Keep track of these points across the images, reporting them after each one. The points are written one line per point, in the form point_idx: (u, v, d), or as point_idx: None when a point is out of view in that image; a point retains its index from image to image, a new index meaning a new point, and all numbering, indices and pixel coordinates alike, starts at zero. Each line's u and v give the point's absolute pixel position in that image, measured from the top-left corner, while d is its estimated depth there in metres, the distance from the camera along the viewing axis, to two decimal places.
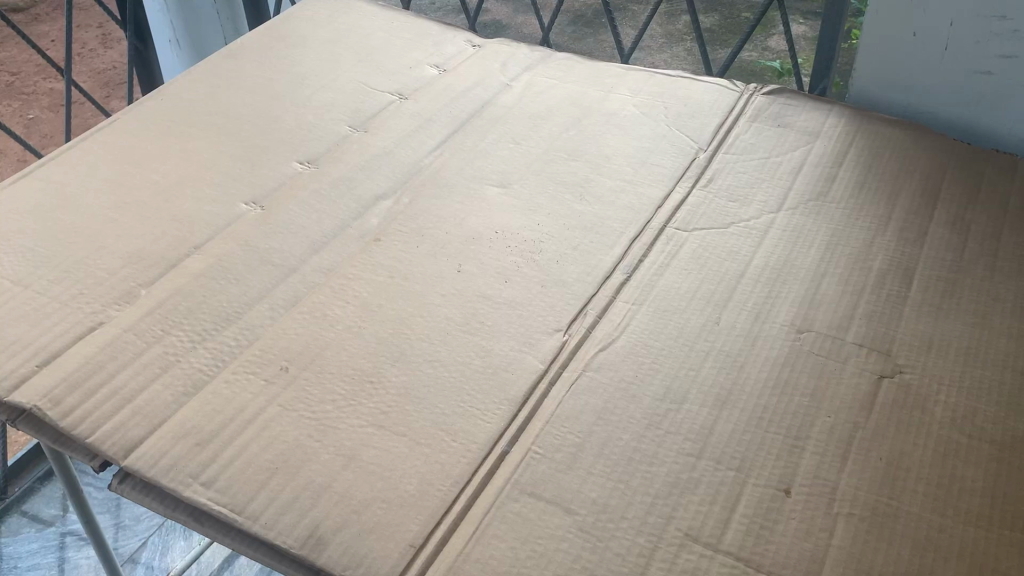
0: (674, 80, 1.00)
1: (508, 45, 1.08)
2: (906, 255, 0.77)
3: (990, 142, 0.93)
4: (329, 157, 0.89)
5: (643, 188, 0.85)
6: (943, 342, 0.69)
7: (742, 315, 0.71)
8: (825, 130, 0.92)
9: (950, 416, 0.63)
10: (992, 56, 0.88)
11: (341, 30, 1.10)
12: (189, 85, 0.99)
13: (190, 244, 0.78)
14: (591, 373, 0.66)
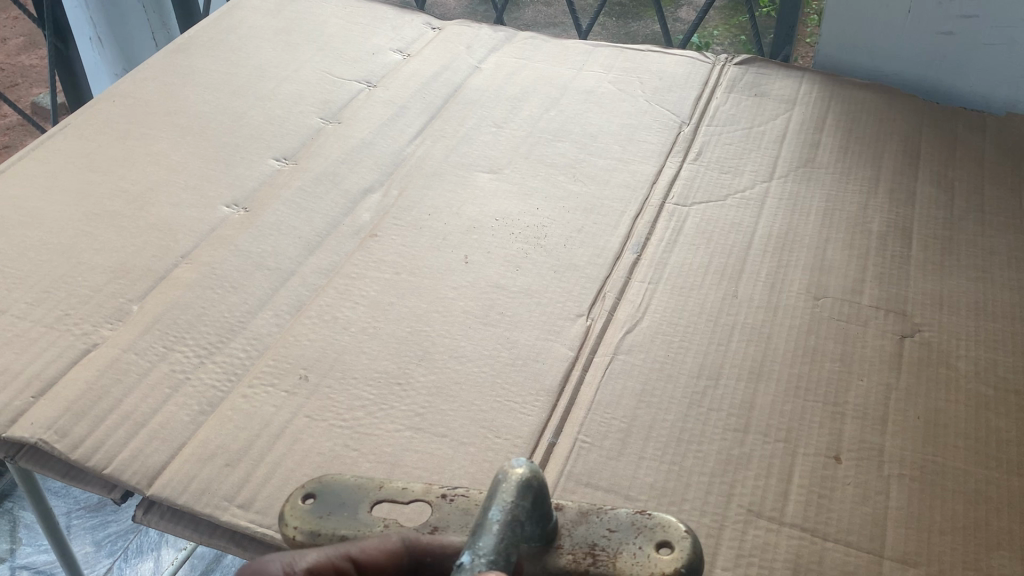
0: (643, 54, 0.99)
1: (468, 26, 1.05)
2: (901, 215, 0.79)
3: (953, 101, 0.96)
4: (306, 152, 0.85)
5: (635, 166, 0.84)
6: (952, 298, 0.70)
7: (758, 286, 0.71)
8: (800, 97, 0.93)
9: (973, 370, 0.65)
10: (954, 17, 0.91)
11: (292, 17, 1.06)
12: (140, 84, 0.93)
13: (176, 253, 0.74)
14: (622, 356, 0.65)
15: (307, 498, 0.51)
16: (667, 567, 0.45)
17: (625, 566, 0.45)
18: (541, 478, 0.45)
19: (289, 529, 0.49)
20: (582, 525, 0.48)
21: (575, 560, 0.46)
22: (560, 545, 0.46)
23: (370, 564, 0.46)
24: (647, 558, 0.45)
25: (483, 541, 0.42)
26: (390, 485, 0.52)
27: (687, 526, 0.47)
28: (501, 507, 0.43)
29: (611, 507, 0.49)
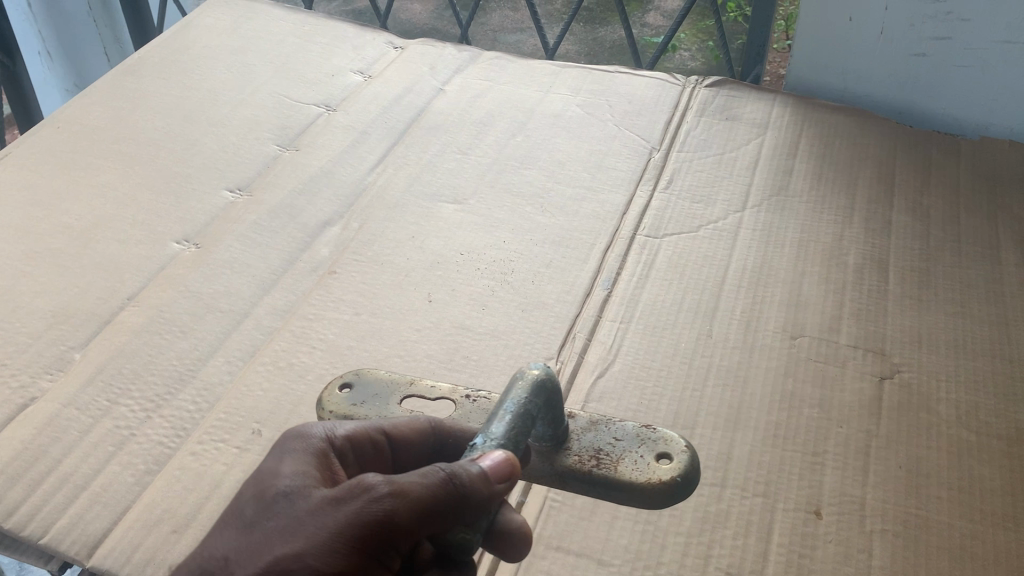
0: (612, 76, 0.97)
1: (431, 45, 1.02)
2: (877, 246, 0.76)
3: (926, 123, 0.94)
4: (261, 182, 0.81)
5: (604, 196, 0.81)
6: (931, 335, 0.68)
7: (733, 325, 0.69)
8: (773, 121, 0.90)
9: (954, 414, 0.62)
10: (926, 39, 0.88)
11: (248, 36, 1.01)
12: (87, 109, 0.89)
13: (122, 295, 0.70)
14: (593, 404, 0.62)
15: (342, 387, 0.57)
16: (665, 476, 0.49)
17: (626, 470, 0.49)
18: (553, 381, 0.49)
19: (325, 411, 0.56)
20: (591, 432, 0.52)
21: (580, 462, 0.50)
22: (569, 447, 0.51)
23: (400, 440, 0.50)
24: (648, 465, 0.50)
25: (492, 430, 0.45)
26: (420, 383, 0.58)
27: (688, 443, 0.51)
28: (513, 400, 0.46)
29: (620, 419, 0.53)
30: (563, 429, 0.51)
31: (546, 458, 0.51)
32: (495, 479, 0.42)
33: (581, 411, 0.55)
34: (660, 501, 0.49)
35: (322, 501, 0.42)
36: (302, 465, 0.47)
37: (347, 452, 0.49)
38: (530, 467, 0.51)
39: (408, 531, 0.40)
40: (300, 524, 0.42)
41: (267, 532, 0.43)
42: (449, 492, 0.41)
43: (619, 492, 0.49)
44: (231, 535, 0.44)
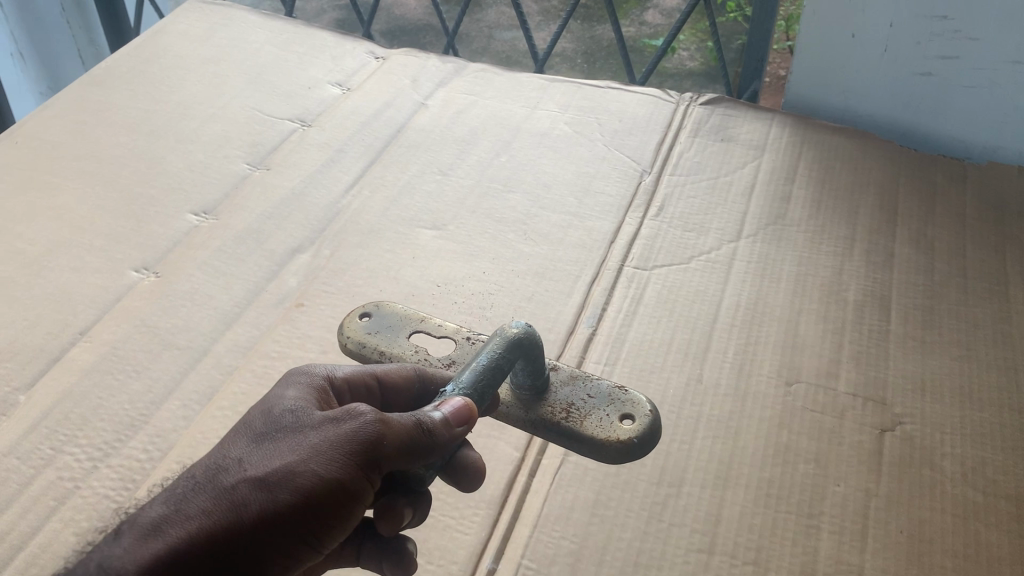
0: (602, 92, 0.92)
1: (414, 55, 0.97)
2: (879, 281, 0.72)
3: (931, 144, 0.89)
4: (228, 205, 0.77)
5: (591, 223, 0.77)
6: (936, 382, 0.64)
7: (724, 369, 0.64)
8: (770, 143, 0.86)
9: (959, 472, 0.58)
10: (931, 57, 0.83)
11: (222, 44, 0.97)
12: (47, 122, 0.85)
13: (74, 329, 0.65)
14: (574, 458, 0.58)
15: (363, 317, 0.62)
16: (625, 435, 0.52)
17: (590, 425, 0.53)
18: (532, 338, 0.53)
19: (343, 336, 0.61)
20: (569, 386, 0.56)
21: (553, 412, 0.54)
22: (547, 398, 0.55)
23: (389, 386, 0.53)
24: (611, 423, 0.53)
25: (464, 377, 0.50)
26: (430, 321, 0.62)
27: (654, 407, 0.54)
28: (487, 352, 0.51)
29: (598, 377, 0.57)
30: (542, 381, 0.55)
31: (524, 405, 0.55)
32: (455, 422, 0.46)
33: (565, 365, 0.58)
34: (617, 457, 0.53)
35: (320, 420, 0.46)
36: (305, 393, 0.49)
37: (344, 392, 0.52)
38: (508, 410, 0.55)
39: (391, 457, 0.45)
40: (301, 438, 0.45)
41: (275, 439, 0.46)
42: (424, 430, 0.46)
43: (580, 444, 0.53)
44: (238, 442, 0.46)
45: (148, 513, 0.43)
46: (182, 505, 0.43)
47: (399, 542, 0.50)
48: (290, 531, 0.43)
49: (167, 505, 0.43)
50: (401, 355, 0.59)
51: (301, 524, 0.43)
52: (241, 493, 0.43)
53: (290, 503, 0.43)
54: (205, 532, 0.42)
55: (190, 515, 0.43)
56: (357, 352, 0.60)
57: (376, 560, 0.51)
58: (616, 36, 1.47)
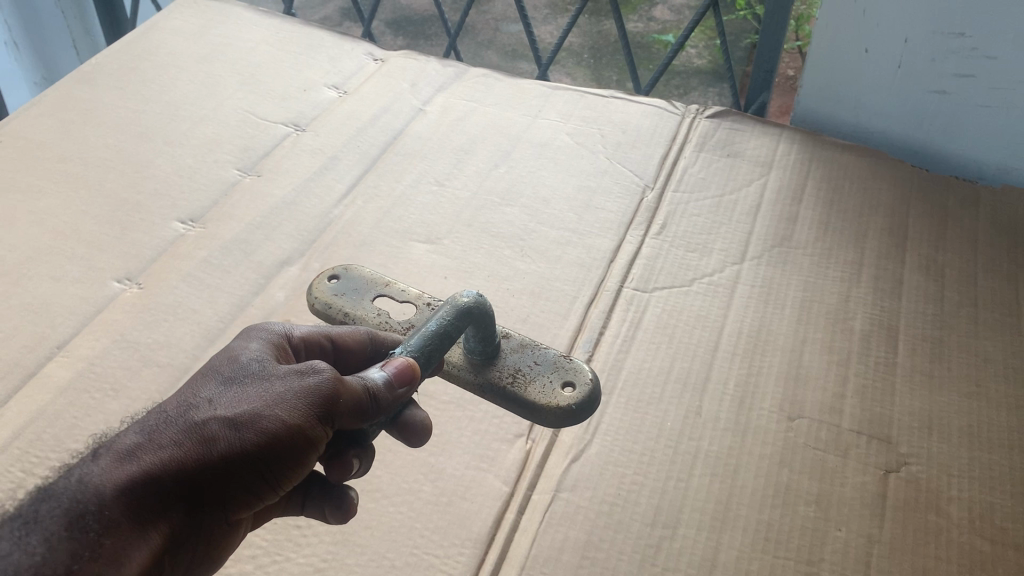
0: (606, 101, 0.90)
1: (414, 58, 0.94)
2: (885, 310, 0.69)
3: (943, 164, 0.86)
4: (217, 213, 0.74)
5: (591, 240, 0.75)
6: (944, 420, 0.61)
7: (724, 402, 0.62)
8: (778, 159, 0.83)
9: (966, 517, 0.56)
10: (946, 75, 0.80)
11: (217, 42, 0.94)
12: (34, 121, 0.82)
13: (51, 343, 0.63)
14: (565, 495, 0.56)
15: (331, 279, 0.66)
16: (565, 402, 0.57)
17: (533, 392, 0.58)
18: (483, 306, 0.55)
19: (312, 297, 0.65)
20: (517, 352, 0.60)
21: (499, 376, 0.59)
22: (495, 363, 0.59)
23: (343, 348, 0.55)
24: (552, 390, 0.58)
25: (413, 339, 0.52)
26: (394, 286, 0.65)
27: (594, 375, 0.59)
28: (438, 318, 0.54)
29: (544, 345, 0.61)
30: (491, 347, 0.59)
31: (474, 368, 0.59)
32: (399, 384, 0.48)
33: (515, 332, 0.63)
34: (556, 422, 0.57)
35: (286, 370, 0.47)
36: (268, 348, 0.51)
37: (301, 350, 0.54)
38: (458, 372, 0.59)
39: (346, 414, 0.47)
40: (267, 385, 0.47)
41: (244, 384, 0.47)
42: (379, 389, 0.48)
43: (523, 407, 0.58)
44: (209, 384, 0.47)
45: (120, 440, 0.44)
46: (155, 435, 0.44)
47: (341, 489, 0.52)
48: (251, 471, 0.45)
49: (138, 435, 0.44)
50: (363, 316, 0.63)
51: (262, 465, 0.45)
52: (211, 430, 0.44)
53: (255, 445, 0.44)
54: (176, 463, 0.43)
55: (162, 445, 0.44)
56: (322, 312, 0.64)
57: (322, 507, 0.52)
58: (622, 35, 1.44)
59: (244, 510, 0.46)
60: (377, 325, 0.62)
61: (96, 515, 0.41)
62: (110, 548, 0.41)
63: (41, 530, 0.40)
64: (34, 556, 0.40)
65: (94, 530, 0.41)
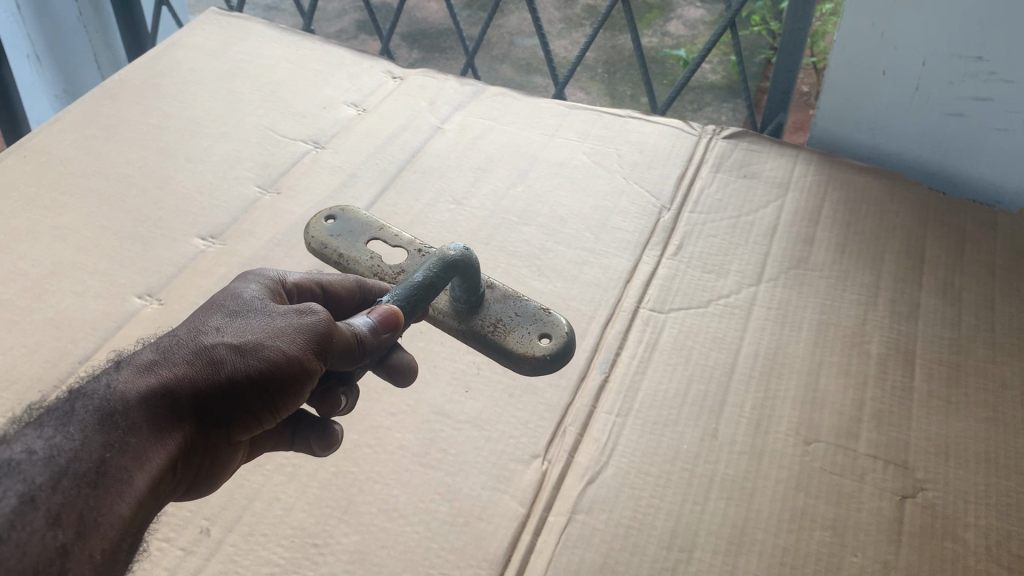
0: (623, 121, 0.90)
1: (432, 76, 0.95)
2: (902, 334, 0.69)
3: (959, 185, 0.87)
4: (237, 230, 0.75)
5: (608, 260, 0.75)
6: (960, 445, 0.61)
7: (741, 425, 0.62)
8: (795, 181, 0.84)
9: (983, 545, 0.55)
10: (964, 98, 0.80)
11: (238, 58, 0.96)
12: (58, 135, 0.83)
13: (73, 358, 0.64)
14: (581, 517, 0.56)
15: (329, 222, 0.73)
16: (541, 352, 0.64)
17: (512, 341, 0.64)
18: (467, 259, 0.61)
19: (309, 236, 0.72)
20: (500, 303, 0.66)
21: (481, 325, 0.65)
22: (479, 312, 0.66)
23: (332, 294, 0.61)
24: (530, 340, 0.64)
25: (399, 290, 0.58)
26: (388, 231, 0.71)
27: (570, 328, 0.66)
28: (424, 269, 0.60)
29: (526, 297, 0.67)
30: (475, 297, 0.65)
31: (458, 316, 0.65)
32: (384, 329, 0.54)
33: (499, 283, 0.69)
34: (531, 369, 0.64)
35: (285, 309, 0.53)
36: (264, 290, 0.56)
37: (293, 295, 0.59)
38: (445, 319, 0.66)
39: (339, 354, 0.52)
40: (269, 321, 0.52)
41: (248, 318, 0.52)
42: (368, 334, 0.53)
43: (502, 354, 0.64)
44: (215, 316, 0.52)
45: (137, 355, 0.49)
46: (169, 354, 0.49)
47: (325, 422, 0.58)
48: (255, 394, 0.50)
49: (153, 352, 0.49)
50: (357, 259, 0.69)
51: (265, 390, 0.50)
52: (220, 353, 0.49)
53: (258, 370, 0.50)
54: (189, 379, 0.48)
55: (177, 362, 0.49)
56: (319, 251, 0.71)
57: (308, 438, 0.58)
58: (638, 52, 1.44)
59: (241, 432, 0.52)
60: (370, 267, 0.69)
61: (122, 415, 0.46)
62: (134, 446, 0.45)
63: (76, 422, 0.45)
64: (72, 441, 0.44)
65: (121, 427, 0.45)
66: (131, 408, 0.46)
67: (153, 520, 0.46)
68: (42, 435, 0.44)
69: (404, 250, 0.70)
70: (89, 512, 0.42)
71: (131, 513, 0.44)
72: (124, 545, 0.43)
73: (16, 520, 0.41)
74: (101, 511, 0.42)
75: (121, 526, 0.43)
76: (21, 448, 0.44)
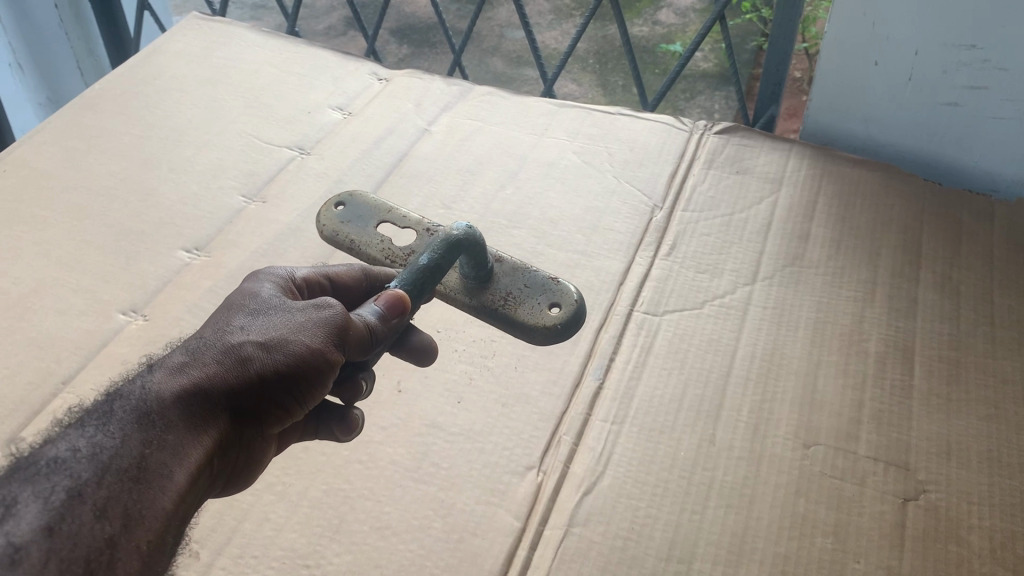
0: (613, 119, 0.89)
1: (418, 77, 0.94)
2: (901, 330, 0.68)
3: (954, 176, 0.85)
4: (222, 241, 0.74)
5: (600, 262, 0.74)
6: (962, 445, 0.60)
7: (738, 429, 0.61)
8: (788, 175, 0.82)
9: (988, 548, 0.54)
10: (959, 87, 0.78)
11: (221, 64, 0.94)
12: (38, 148, 0.82)
13: (56, 378, 0.63)
14: (578, 529, 0.55)
15: (338, 207, 0.74)
16: (552, 321, 0.66)
17: (522, 312, 0.66)
18: (471, 238, 0.63)
19: (321, 224, 0.72)
20: (510, 275, 0.68)
21: (492, 299, 0.67)
22: (489, 287, 0.68)
23: (341, 286, 0.61)
24: (540, 311, 0.66)
25: (404, 276, 0.59)
26: (395, 212, 0.72)
27: (578, 297, 0.67)
28: (430, 252, 0.61)
29: (535, 268, 0.69)
30: (483, 272, 0.67)
31: (469, 292, 0.68)
32: (392, 315, 0.55)
33: (508, 255, 0.70)
34: (544, 338, 0.66)
35: (304, 305, 0.54)
36: (279, 289, 0.57)
37: (303, 290, 0.60)
38: (456, 296, 0.68)
39: (358, 345, 0.53)
40: (290, 317, 0.53)
41: (269, 316, 0.53)
42: (377, 322, 0.54)
43: (514, 326, 0.66)
44: (237, 315, 0.53)
45: (168, 358, 0.50)
46: (199, 354, 0.50)
47: (344, 408, 0.57)
48: (283, 389, 0.51)
49: (183, 354, 0.50)
50: (367, 244, 0.70)
51: (293, 383, 0.51)
52: (247, 351, 0.50)
53: (285, 363, 0.50)
54: (218, 378, 0.49)
55: (207, 362, 0.50)
56: (330, 237, 0.72)
57: (329, 425, 0.57)
58: (627, 44, 1.43)
59: (274, 427, 0.52)
60: (381, 250, 0.69)
61: (158, 414, 0.47)
62: (172, 442, 0.46)
63: (115, 422, 0.46)
64: (112, 440, 0.45)
65: (157, 425, 0.46)
66: (167, 407, 0.47)
67: (195, 513, 0.47)
68: (84, 436, 0.46)
69: (414, 230, 0.70)
70: (134, 506, 0.43)
71: (173, 505, 0.44)
72: (170, 537, 0.44)
73: (66, 513, 0.42)
74: (145, 503, 0.44)
75: (165, 518, 0.44)
76: (67, 448, 0.45)
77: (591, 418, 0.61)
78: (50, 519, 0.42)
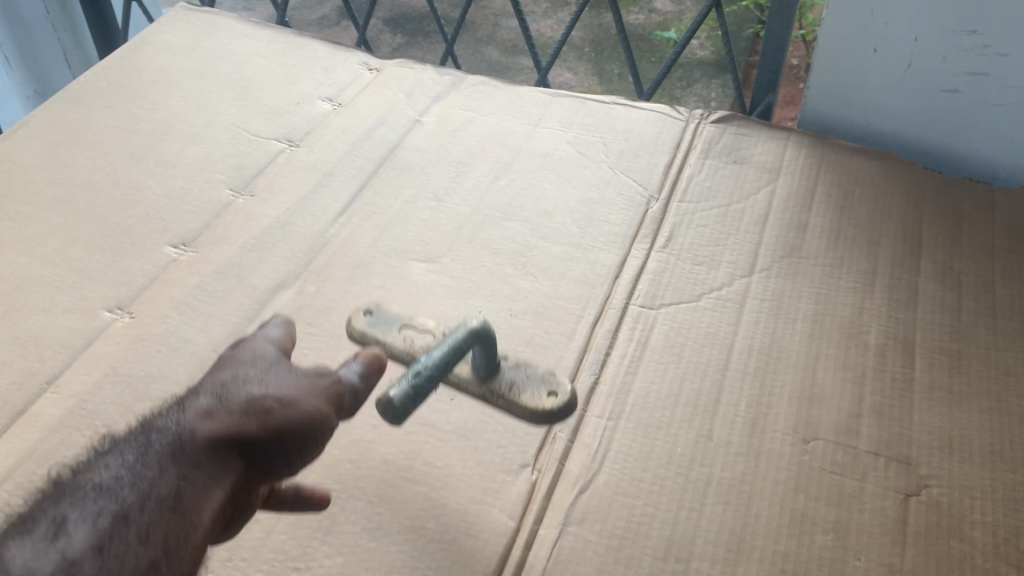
0: (609, 108, 0.87)
1: (409, 66, 0.92)
2: (901, 322, 0.67)
3: (954, 164, 0.84)
4: (210, 236, 0.72)
5: (595, 256, 0.72)
6: (964, 439, 0.59)
7: (736, 424, 0.60)
8: (785, 165, 0.81)
9: (991, 543, 0.53)
10: (959, 73, 0.77)
11: (209, 55, 0.92)
12: (22, 143, 0.80)
13: (41, 377, 0.61)
14: (573, 529, 0.54)
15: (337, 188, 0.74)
16: (553, 406, 0.59)
17: (524, 399, 0.59)
18: (489, 329, 0.57)
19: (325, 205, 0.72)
20: (512, 365, 0.61)
21: (496, 391, 0.59)
22: (495, 377, 0.60)
23: None
24: (540, 397, 0.59)
25: (434, 352, 0.53)
26: None
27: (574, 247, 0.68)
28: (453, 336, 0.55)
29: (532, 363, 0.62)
30: (491, 359, 0.59)
31: (471, 380, 0.60)
32: (372, 374, 0.46)
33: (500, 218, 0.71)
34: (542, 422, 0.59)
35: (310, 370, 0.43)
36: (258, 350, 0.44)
37: None
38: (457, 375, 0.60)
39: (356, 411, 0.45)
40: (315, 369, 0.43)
41: (280, 375, 0.41)
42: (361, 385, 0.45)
43: (515, 409, 0.59)
44: (247, 369, 0.40)
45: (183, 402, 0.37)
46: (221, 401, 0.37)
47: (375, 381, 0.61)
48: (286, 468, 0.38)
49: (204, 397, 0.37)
50: None
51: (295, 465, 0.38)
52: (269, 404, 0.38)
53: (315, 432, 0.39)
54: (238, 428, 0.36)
55: (234, 405, 0.37)
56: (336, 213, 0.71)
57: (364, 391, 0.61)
58: (622, 33, 1.41)
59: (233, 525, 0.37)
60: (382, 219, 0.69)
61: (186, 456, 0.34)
62: (195, 493, 0.33)
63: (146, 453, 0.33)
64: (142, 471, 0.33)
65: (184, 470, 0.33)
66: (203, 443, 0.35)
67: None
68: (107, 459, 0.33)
69: None
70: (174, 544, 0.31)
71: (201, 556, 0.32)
72: None
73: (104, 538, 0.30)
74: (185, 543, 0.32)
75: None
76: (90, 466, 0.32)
77: (585, 416, 0.60)
78: (100, 537, 0.30)
